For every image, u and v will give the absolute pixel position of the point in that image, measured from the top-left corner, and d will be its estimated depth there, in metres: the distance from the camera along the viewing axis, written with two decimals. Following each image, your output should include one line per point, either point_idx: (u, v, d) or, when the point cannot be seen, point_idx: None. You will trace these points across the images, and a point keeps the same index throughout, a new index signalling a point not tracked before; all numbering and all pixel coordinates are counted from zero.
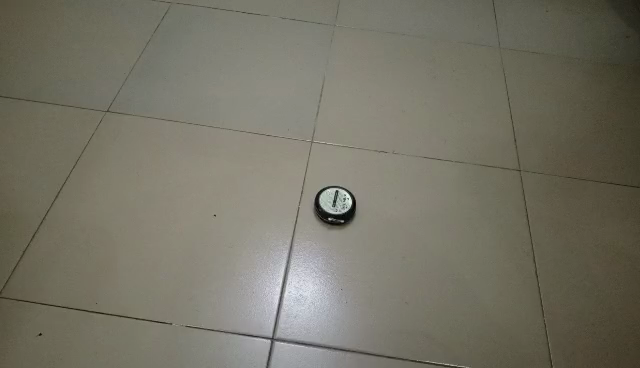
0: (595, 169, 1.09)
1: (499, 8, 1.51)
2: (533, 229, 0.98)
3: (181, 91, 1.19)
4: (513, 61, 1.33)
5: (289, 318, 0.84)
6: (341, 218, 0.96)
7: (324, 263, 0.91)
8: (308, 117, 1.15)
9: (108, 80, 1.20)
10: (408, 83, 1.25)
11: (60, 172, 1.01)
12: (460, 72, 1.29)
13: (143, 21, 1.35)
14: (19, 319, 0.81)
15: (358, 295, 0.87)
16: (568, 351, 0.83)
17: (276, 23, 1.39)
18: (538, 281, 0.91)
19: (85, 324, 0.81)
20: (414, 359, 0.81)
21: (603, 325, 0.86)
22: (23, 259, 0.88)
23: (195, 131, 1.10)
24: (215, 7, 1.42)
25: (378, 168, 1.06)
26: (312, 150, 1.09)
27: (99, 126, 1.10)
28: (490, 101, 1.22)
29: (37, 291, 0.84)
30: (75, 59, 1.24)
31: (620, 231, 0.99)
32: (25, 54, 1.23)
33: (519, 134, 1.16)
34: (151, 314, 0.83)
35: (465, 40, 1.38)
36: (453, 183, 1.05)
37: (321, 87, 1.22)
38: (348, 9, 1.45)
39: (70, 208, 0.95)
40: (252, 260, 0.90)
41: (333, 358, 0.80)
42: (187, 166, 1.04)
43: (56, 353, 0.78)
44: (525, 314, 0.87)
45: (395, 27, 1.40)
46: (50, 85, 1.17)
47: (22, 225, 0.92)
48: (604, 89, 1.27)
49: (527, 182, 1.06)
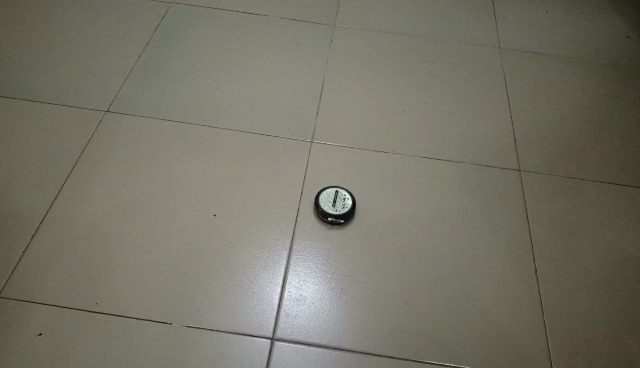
0: (595, 170, 1.09)
1: (499, 8, 1.51)
2: (532, 229, 0.98)
3: (181, 91, 1.19)
4: (514, 61, 1.33)
5: (289, 318, 0.84)
6: (342, 218, 0.96)
7: (324, 263, 0.91)
8: (308, 117, 1.15)
9: (108, 81, 1.19)
10: (407, 82, 1.25)
11: (59, 172, 1.01)
12: (460, 72, 1.29)
13: (144, 22, 1.36)
14: (19, 319, 0.81)
15: (358, 295, 0.87)
16: (567, 350, 0.83)
17: (276, 23, 1.39)
18: (537, 281, 0.91)
19: (85, 324, 0.81)
20: (414, 359, 0.81)
21: (603, 325, 0.86)
22: (23, 258, 0.88)
23: (195, 131, 1.10)
24: (215, 7, 1.42)
25: (378, 168, 1.07)
26: (312, 150, 1.09)
27: (100, 127, 1.10)
28: (490, 101, 1.22)
29: (37, 291, 0.84)
30: (75, 59, 1.24)
31: (619, 231, 0.99)
32: (25, 54, 1.23)
33: (519, 133, 1.16)
34: (151, 314, 0.83)
35: (465, 40, 1.38)
36: (453, 183, 1.05)
37: (321, 87, 1.22)
38: (348, 9, 1.45)
39: (70, 208, 0.95)
40: (252, 260, 0.90)
41: (332, 358, 0.80)
42: (187, 166, 1.04)
43: (55, 353, 0.78)
44: (524, 314, 0.87)
45: (394, 27, 1.40)
46: (50, 85, 1.17)
47: (21, 224, 0.92)
48: (604, 89, 1.27)
49: (527, 182, 1.06)
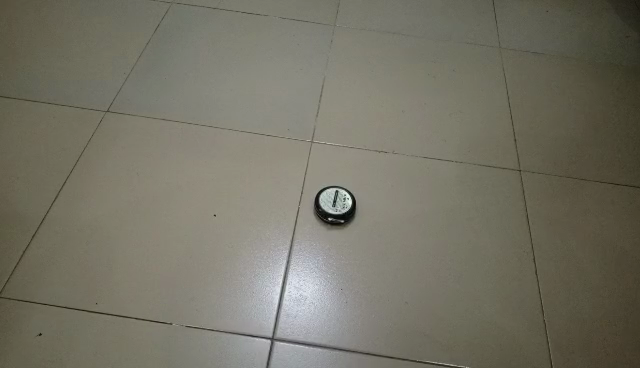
0: (595, 170, 1.10)
1: (500, 8, 1.51)
2: (532, 229, 0.98)
3: (182, 91, 1.19)
4: (514, 61, 1.33)
5: (289, 318, 0.84)
6: (342, 218, 0.96)
7: (324, 263, 0.91)
8: (308, 117, 1.15)
9: (109, 81, 1.20)
10: (407, 82, 1.25)
11: (59, 172, 1.01)
12: (460, 72, 1.29)
13: (143, 22, 1.36)
14: (19, 319, 0.81)
15: (358, 296, 0.87)
16: (566, 350, 0.83)
17: (276, 23, 1.39)
18: (536, 281, 0.91)
19: (85, 325, 0.81)
20: (414, 359, 0.81)
21: (603, 325, 0.86)
22: (23, 258, 0.88)
23: (195, 131, 1.10)
24: (215, 7, 1.42)
25: (378, 168, 1.07)
26: (312, 149, 1.09)
27: (100, 127, 1.10)
28: (490, 101, 1.22)
29: (37, 291, 0.84)
30: (75, 59, 1.24)
31: (619, 230, 0.99)
32: (26, 54, 1.23)
33: (518, 133, 1.16)
34: (150, 314, 0.83)
35: (465, 40, 1.39)
36: (453, 183, 1.05)
37: (321, 86, 1.22)
38: (348, 9, 1.45)
39: (70, 208, 0.96)
40: (252, 260, 0.90)
41: (332, 358, 0.80)
42: (187, 166, 1.04)
43: (55, 353, 0.78)
44: (524, 314, 0.87)
45: (394, 27, 1.40)
46: (50, 85, 1.17)
47: (21, 224, 0.92)
48: (603, 89, 1.27)
49: (527, 182, 1.06)
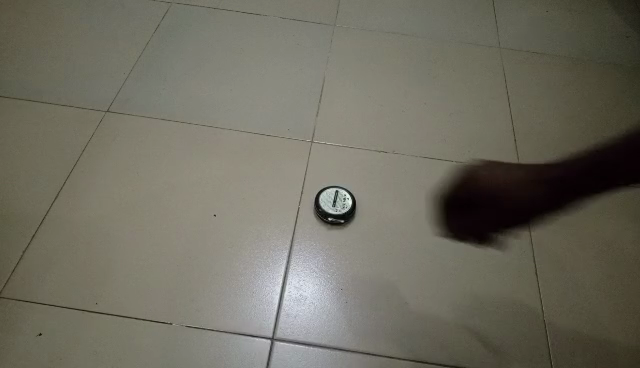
0: (595, 170, 1.09)
1: (500, 9, 1.51)
2: (531, 230, 0.98)
3: (182, 91, 1.19)
4: (513, 60, 1.34)
5: (289, 318, 0.84)
6: (342, 218, 0.96)
7: (324, 263, 0.91)
8: (308, 117, 1.15)
9: (108, 80, 1.20)
10: (406, 82, 1.25)
11: (59, 172, 1.01)
12: (460, 71, 1.29)
13: (143, 22, 1.35)
14: (18, 319, 0.81)
15: (358, 296, 0.87)
16: (566, 351, 0.83)
17: (276, 22, 1.39)
18: (536, 281, 0.91)
19: (84, 325, 0.81)
20: (414, 359, 0.81)
21: (602, 325, 0.86)
22: (23, 258, 0.88)
23: (195, 131, 1.10)
24: (215, 7, 1.42)
25: (378, 168, 1.07)
26: (312, 149, 1.09)
27: (100, 127, 1.10)
28: (490, 101, 1.22)
29: (36, 292, 0.84)
30: (75, 59, 1.24)
31: (618, 230, 0.99)
32: (26, 53, 1.23)
33: (518, 133, 1.16)
34: (151, 314, 0.83)
35: (466, 40, 1.39)
36: (452, 183, 1.05)
37: (321, 86, 1.22)
38: (349, 10, 1.45)
39: (70, 208, 0.96)
40: (252, 259, 0.91)
41: (332, 358, 0.80)
42: (187, 166, 1.04)
43: (55, 352, 0.78)
44: (523, 314, 0.87)
45: (393, 27, 1.40)
46: (50, 85, 1.17)
47: (21, 224, 0.92)
48: (603, 89, 1.27)
49: (527, 182, 1.06)
